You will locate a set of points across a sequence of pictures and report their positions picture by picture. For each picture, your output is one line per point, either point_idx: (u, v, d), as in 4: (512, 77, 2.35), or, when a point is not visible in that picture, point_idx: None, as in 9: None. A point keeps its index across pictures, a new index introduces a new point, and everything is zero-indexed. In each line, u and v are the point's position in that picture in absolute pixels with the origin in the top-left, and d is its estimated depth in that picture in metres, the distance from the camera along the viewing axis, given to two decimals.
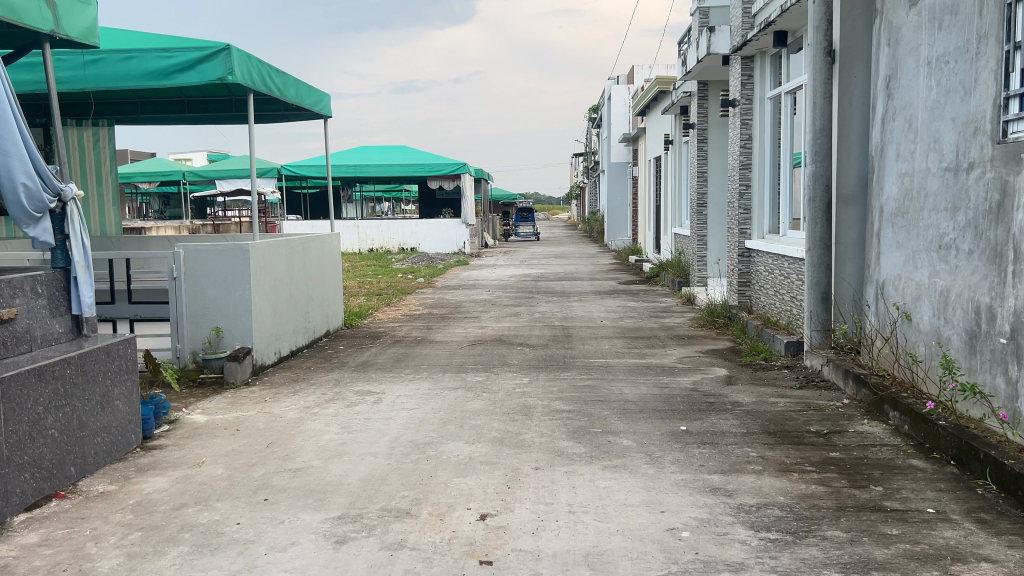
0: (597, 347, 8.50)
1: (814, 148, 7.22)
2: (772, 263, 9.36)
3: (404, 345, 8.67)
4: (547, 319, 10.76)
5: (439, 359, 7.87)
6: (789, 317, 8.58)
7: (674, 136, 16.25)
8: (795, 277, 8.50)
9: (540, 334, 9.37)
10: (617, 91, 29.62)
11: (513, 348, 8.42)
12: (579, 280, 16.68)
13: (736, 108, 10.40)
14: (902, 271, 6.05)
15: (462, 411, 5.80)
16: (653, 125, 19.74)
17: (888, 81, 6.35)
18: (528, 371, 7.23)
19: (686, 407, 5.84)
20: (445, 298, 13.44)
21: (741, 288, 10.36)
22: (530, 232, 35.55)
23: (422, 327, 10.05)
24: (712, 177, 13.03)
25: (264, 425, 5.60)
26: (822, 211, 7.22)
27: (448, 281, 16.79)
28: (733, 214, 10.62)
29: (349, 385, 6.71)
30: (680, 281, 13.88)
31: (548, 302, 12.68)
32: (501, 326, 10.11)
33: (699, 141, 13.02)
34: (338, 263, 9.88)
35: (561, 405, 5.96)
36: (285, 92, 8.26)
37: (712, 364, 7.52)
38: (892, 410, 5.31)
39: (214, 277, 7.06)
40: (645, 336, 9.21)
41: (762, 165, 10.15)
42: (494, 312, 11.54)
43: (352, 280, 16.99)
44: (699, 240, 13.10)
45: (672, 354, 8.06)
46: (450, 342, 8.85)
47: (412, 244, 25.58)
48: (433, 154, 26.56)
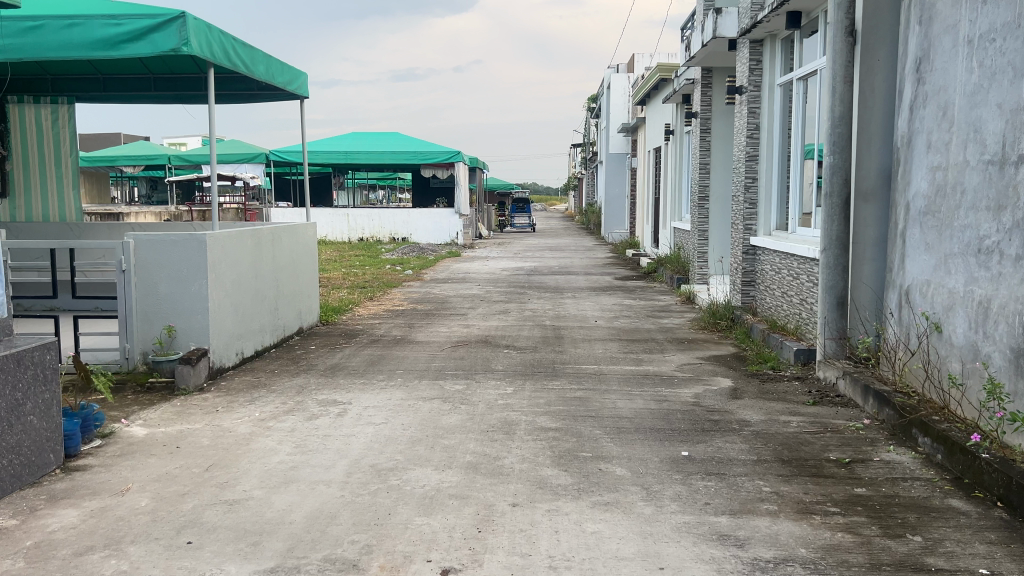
0: (590, 350, 7.85)
1: (832, 138, 6.55)
2: (780, 263, 8.71)
3: (382, 345, 8.00)
4: (537, 317, 10.08)
5: (416, 362, 7.20)
6: (799, 321, 7.93)
7: (675, 126, 15.55)
8: (805, 278, 7.86)
9: (529, 335, 8.70)
10: (617, 79, 28.88)
11: (499, 351, 7.75)
12: (573, 275, 16.01)
13: (743, 95, 9.79)
14: (932, 277, 5.40)
15: (435, 428, 5.14)
16: (653, 115, 19.02)
17: (918, 64, 5.69)
18: (512, 378, 6.58)
19: (688, 426, 5.19)
20: (432, 293, 12.76)
21: (745, 287, 9.71)
22: (526, 224, 34.81)
23: (404, 324, 9.39)
24: (714, 169, 12.38)
25: (209, 441, 4.94)
26: (840, 207, 6.55)
27: (437, 273, 16.11)
28: (738, 209, 9.95)
29: (313, 393, 6.06)
30: (680, 278, 13.20)
31: (540, 299, 11.99)
32: (488, 325, 9.43)
33: (702, 130, 12.34)
34: (314, 254, 9.22)
35: (547, 421, 5.30)
36: (252, 68, 7.57)
37: (715, 373, 6.87)
38: (924, 436, 4.67)
39: (167, 270, 6.39)
40: (643, 339, 8.53)
41: (770, 155, 9.49)
42: (482, 309, 10.85)
43: (338, 271, 16.30)
44: (700, 235, 12.44)
45: (671, 360, 7.40)
46: (431, 343, 8.18)
47: (403, 234, 24.93)
48: (426, 141, 25.84)
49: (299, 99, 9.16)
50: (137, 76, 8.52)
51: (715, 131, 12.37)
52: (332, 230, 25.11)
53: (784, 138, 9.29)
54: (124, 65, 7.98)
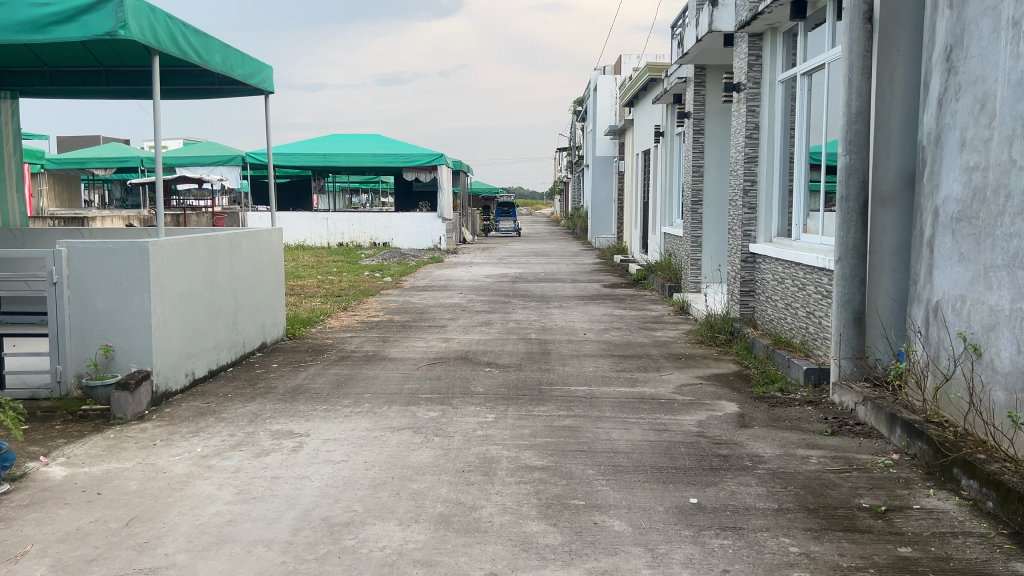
0: (579, 368, 7.19)
1: (847, 136, 5.90)
2: (783, 272, 8.10)
3: (351, 363, 7.29)
4: (522, 330, 9.41)
5: (388, 383, 6.50)
6: (806, 336, 7.30)
7: (665, 127, 14.95)
8: (813, 289, 7.25)
9: (513, 350, 8.03)
10: (604, 81, 28.35)
11: (480, 369, 7.07)
12: (559, 282, 15.37)
13: (741, 93, 9.18)
14: (966, 292, 4.76)
15: (402, 468, 4.45)
16: (642, 117, 18.41)
17: (949, 52, 5.06)
18: (493, 403, 5.90)
19: (693, 464, 4.53)
20: (411, 302, 12.07)
21: (744, 298, 9.08)
22: (511, 228, 34.20)
23: (379, 338, 8.68)
24: (708, 172, 11.75)
25: (137, 485, 4.22)
26: (857, 212, 5.91)
27: (417, 280, 15.42)
28: (736, 214, 9.34)
29: (267, 423, 5.35)
30: (672, 286, 12.57)
31: (526, 308, 11.32)
32: (469, 338, 8.75)
33: (695, 131, 11.70)
34: (279, 259, 8.53)
35: (533, 457, 4.62)
36: (208, 59, 6.87)
37: (718, 396, 6.22)
38: (971, 479, 4.02)
39: (104, 283, 5.67)
40: (637, 355, 7.86)
41: (771, 159, 8.87)
42: (463, 321, 10.16)
43: (314, 277, 15.58)
44: (693, 241, 11.83)
45: (669, 381, 6.73)
46: (405, 360, 7.48)
47: (384, 239, 24.22)
48: (408, 143, 25.13)
49: (264, 94, 8.53)
50: (86, 68, 7.73)
51: (709, 133, 11.72)
52: (310, 234, 24.25)
53: (787, 139, 8.66)
54: (69, 54, 7.23)
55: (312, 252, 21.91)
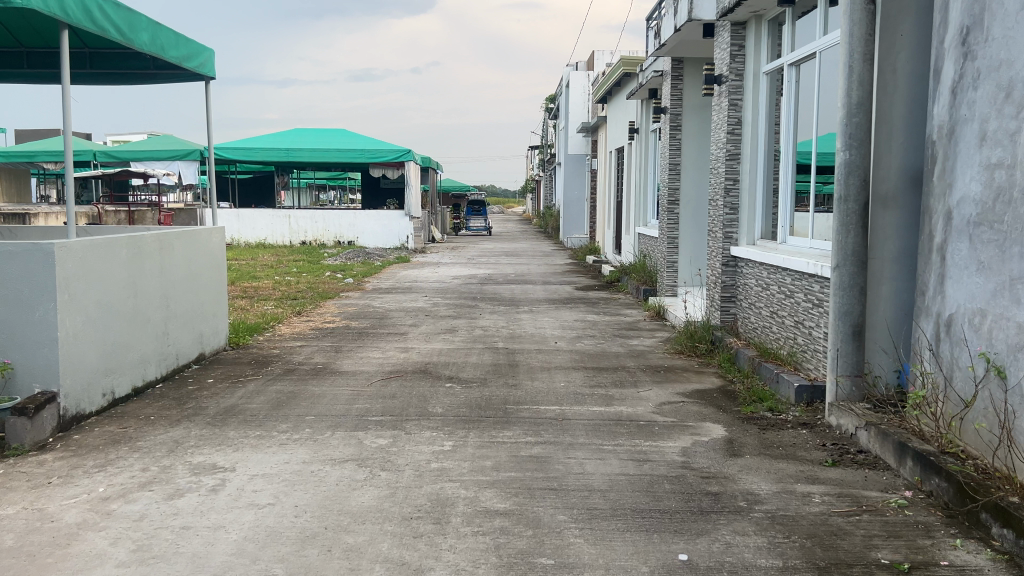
0: (548, 383, 6.55)
1: (846, 129, 5.28)
2: (768, 277, 7.54)
3: (296, 379, 6.58)
4: (488, 337, 8.75)
5: (334, 403, 5.79)
6: (796, 348, 6.72)
7: (640, 124, 14.35)
8: (803, 297, 6.68)
9: (477, 361, 7.37)
10: (576, 77, 27.80)
11: (439, 385, 6.39)
12: (530, 284, 14.70)
13: (723, 86, 8.60)
14: (987, 306, 4.17)
15: (338, 515, 3.77)
16: (615, 113, 17.82)
17: (965, 34, 4.47)
18: (451, 427, 5.22)
19: (680, 506, 3.91)
20: (372, 305, 11.36)
21: (725, 304, 8.51)
22: (481, 226, 33.51)
23: (331, 348, 7.96)
24: (685, 170, 11.16)
25: (15, 540, 3.51)
26: (857, 214, 5.27)
27: (381, 282, 14.69)
28: (716, 215, 8.76)
29: (187, 455, 4.64)
30: (648, 289, 12.00)
31: (493, 313, 10.66)
32: (430, 348, 8.05)
33: (672, 126, 11.09)
34: (222, 260, 7.82)
35: (493, 498, 3.98)
36: (131, 37, 6.16)
37: (702, 416, 5.61)
38: (1004, 529, 3.43)
39: (2, 291, 4.93)
40: (612, 367, 7.23)
41: (754, 156, 8.28)
42: (426, 327, 9.47)
43: (271, 279, 14.79)
44: (669, 243, 11.26)
45: (648, 398, 6.10)
46: (356, 374, 6.78)
47: (349, 237, 23.44)
48: (374, 139, 24.33)
49: (204, 79, 7.80)
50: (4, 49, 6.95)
51: (686, 129, 11.11)
52: (271, 232, 23.36)
53: (772, 135, 8.08)
54: None
55: (272, 251, 21.08)
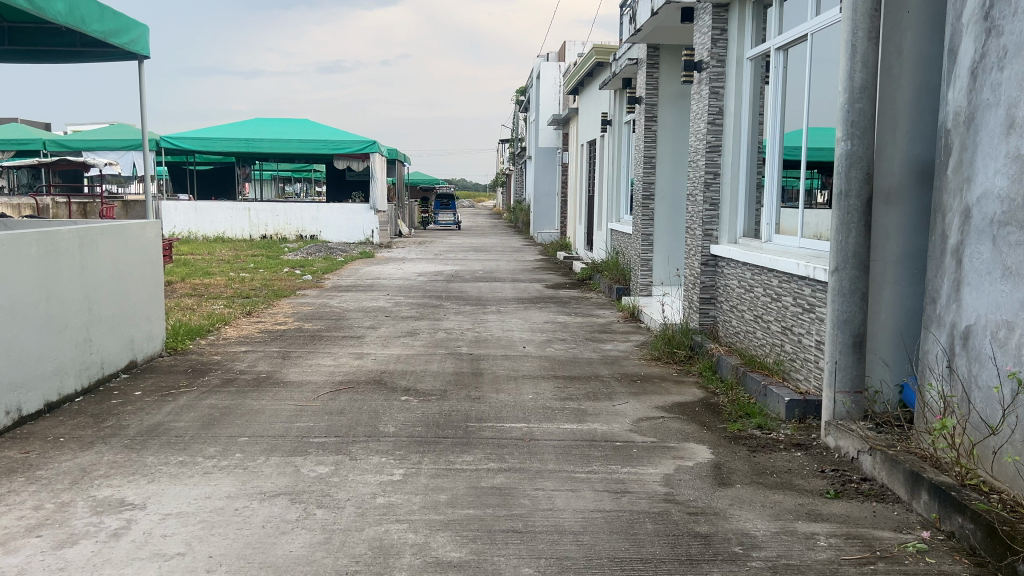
0: (514, 395, 5.96)
1: (847, 116, 4.70)
2: (752, 279, 7.01)
3: (233, 392, 5.90)
4: (451, 341, 8.12)
5: (273, 422, 5.13)
6: (783, 357, 6.19)
7: (613, 115, 13.80)
8: (791, 301, 6.15)
9: (438, 369, 6.75)
10: (548, 69, 27.25)
11: (393, 399, 5.75)
12: (498, 281, 14.07)
13: (704, 72, 8.04)
14: (1015, 318, 3.65)
15: (260, 570, 3.14)
16: (587, 105, 17.26)
17: (988, 7, 3.94)
18: (403, 451, 4.59)
19: (666, 554, 3.33)
20: (329, 305, 10.68)
21: (704, 306, 7.97)
22: (451, 220, 32.81)
23: (278, 354, 7.28)
24: (660, 163, 10.61)
25: None
26: (859, 210, 4.72)
27: (342, 279, 13.98)
28: (695, 211, 8.22)
29: (91, 490, 3.96)
30: (621, 288, 11.46)
31: (457, 314, 10.04)
32: (387, 354, 7.41)
33: (647, 118, 10.52)
34: (156, 258, 7.11)
35: (447, 545, 3.37)
36: (42, 7, 5.44)
37: (685, 436, 5.04)
38: None
39: None
40: (584, 376, 6.63)
41: (737, 148, 7.74)
42: (385, 329, 8.79)
43: (227, 275, 14.03)
44: (643, 239, 10.71)
45: (624, 413, 5.50)
46: (302, 385, 6.11)
47: (312, 231, 22.67)
48: (338, 130, 23.54)
49: (138, 59, 7.07)
50: None
51: (663, 120, 10.55)
52: (230, 225, 22.46)
53: (756, 126, 7.54)
54: None
55: (230, 245, 20.21)
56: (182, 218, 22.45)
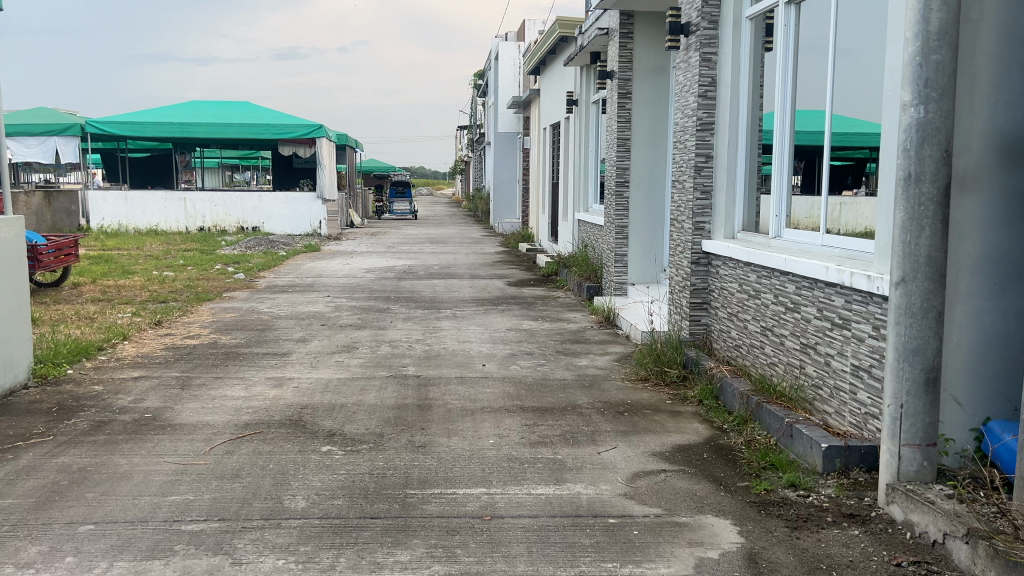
0: (469, 439, 4.63)
1: (919, 72, 3.43)
2: (757, 283, 5.76)
3: (100, 443, 4.47)
4: (394, 359, 6.74)
5: (139, 495, 3.73)
6: (805, 385, 4.95)
7: (579, 94, 12.48)
8: (815, 313, 4.92)
9: (374, 402, 5.38)
10: (506, 48, 25.81)
11: (311, 451, 4.40)
12: (455, 279, 12.66)
13: (693, 36, 6.76)
14: None
15: None
16: (550, 85, 15.90)
17: None
18: (311, 545, 3.25)
19: None
20: (259, 311, 9.22)
21: (694, 313, 6.72)
22: (406, 209, 31.15)
23: (175, 383, 5.82)
24: (636, 145, 9.31)
25: None
26: (934, 201, 3.45)
27: (279, 278, 12.48)
28: (682, 199, 6.95)
29: None
30: (593, 286, 10.23)
31: (406, 320, 8.68)
32: (315, 379, 6.04)
33: (620, 94, 9.20)
34: (16, 263, 5.55)
35: None
36: None
37: (698, 503, 3.76)
38: None
39: None
40: (558, 408, 5.32)
41: (734, 126, 6.48)
42: (317, 344, 7.38)
43: (148, 275, 12.45)
44: (617, 232, 9.44)
45: (614, 466, 4.21)
46: (193, 433, 4.68)
47: (254, 222, 21.12)
48: (281, 113, 21.89)
49: None
50: None
51: (638, 96, 9.25)
52: (164, 217, 20.74)
53: (756, 99, 6.28)
54: None
55: (162, 239, 18.52)
56: (111, 209, 20.54)
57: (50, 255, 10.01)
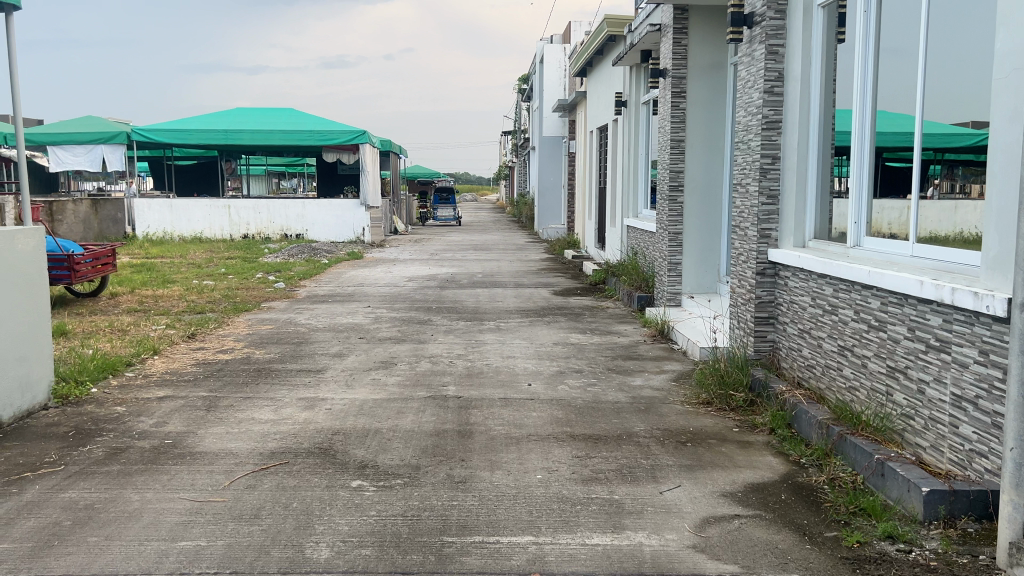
0: (514, 473, 4.15)
1: None
2: (833, 297, 5.19)
3: (113, 475, 4.09)
4: (434, 377, 6.30)
5: (146, 541, 3.33)
6: (893, 415, 4.37)
7: (628, 95, 11.95)
8: (904, 333, 4.35)
9: (409, 427, 4.93)
10: (551, 51, 25.36)
11: (339, 487, 3.96)
12: (499, 288, 12.22)
13: (757, 27, 6.21)
14: None
15: None
16: (597, 87, 15.41)
17: None
18: None
19: None
20: (296, 323, 8.86)
21: (760, 329, 6.16)
22: (449, 215, 30.91)
23: (201, 404, 5.45)
24: (691, 147, 8.77)
25: None
26: None
27: (320, 287, 12.16)
28: (746, 204, 6.40)
29: None
30: (644, 296, 9.70)
31: (447, 333, 8.24)
32: (349, 400, 5.62)
33: (674, 93, 8.67)
34: (35, 277, 5.22)
35: None
36: None
37: (780, 560, 3.24)
38: None
39: None
40: (612, 436, 4.81)
41: (804, 125, 5.91)
42: (354, 359, 6.98)
43: (187, 284, 12.22)
44: (670, 239, 8.88)
45: (679, 509, 3.70)
46: (214, 463, 4.28)
47: (297, 229, 20.99)
48: (325, 120, 21.73)
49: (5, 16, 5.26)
50: None
51: (693, 95, 8.71)
52: (209, 224, 20.68)
53: (830, 95, 5.71)
54: None
55: (206, 247, 18.45)
56: (156, 217, 20.54)
57: (87, 265, 9.80)
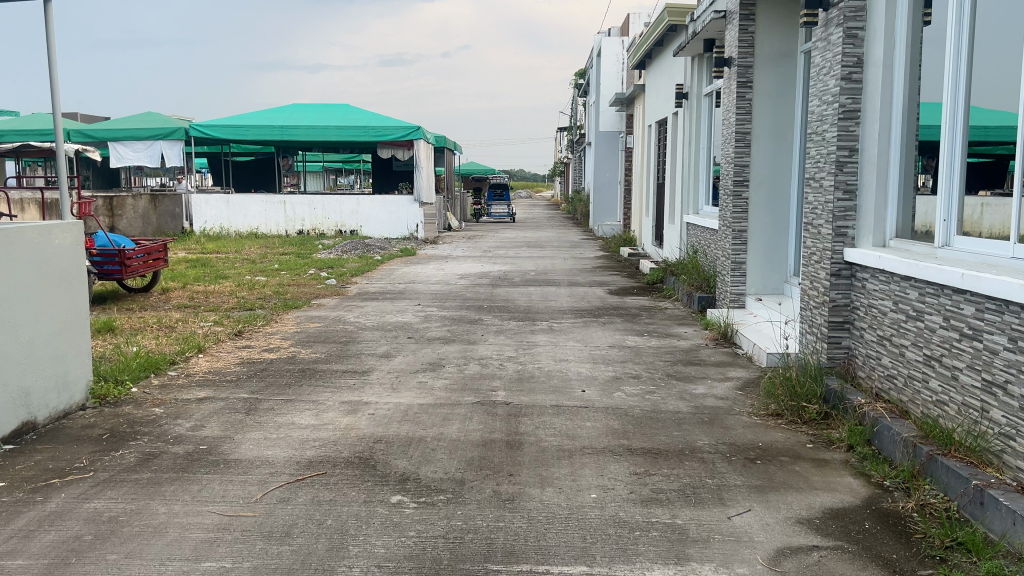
0: (565, 491, 3.82)
1: None
2: (919, 301, 4.72)
3: (142, 483, 3.88)
4: (483, 381, 6.00)
5: (166, 560, 3.09)
6: (992, 434, 3.90)
7: (690, 87, 11.48)
8: (1004, 343, 3.88)
9: (455, 437, 4.63)
10: (609, 45, 24.87)
11: (378, 503, 3.68)
12: (552, 286, 11.87)
13: (834, 8, 5.74)
14: None
15: None
16: (656, 80, 14.92)
17: None
18: None
19: None
20: (344, 321, 8.66)
21: (834, 334, 5.70)
22: (503, 212, 30.67)
23: (241, 407, 5.23)
24: (757, 139, 8.29)
25: None
26: None
27: (371, 284, 11.97)
28: (820, 200, 5.93)
29: None
30: (705, 297, 9.25)
31: (497, 334, 7.94)
32: (393, 405, 5.34)
33: (740, 83, 8.21)
34: (75, 273, 5.08)
35: None
36: None
37: None
38: None
39: None
40: (673, 451, 4.44)
41: (886, 113, 5.43)
42: (401, 360, 6.71)
43: (240, 279, 12.16)
44: (734, 237, 8.42)
45: (750, 539, 3.32)
46: (248, 473, 4.04)
47: (352, 225, 20.96)
48: (379, 116, 21.65)
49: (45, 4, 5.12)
50: None
51: (759, 85, 8.23)
52: (264, 220, 20.77)
53: (915, 80, 5.23)
54: None
55: (262, 242, 18.50)
56: (213, 212, 20.71)
57: (139, 260, 9.76)
